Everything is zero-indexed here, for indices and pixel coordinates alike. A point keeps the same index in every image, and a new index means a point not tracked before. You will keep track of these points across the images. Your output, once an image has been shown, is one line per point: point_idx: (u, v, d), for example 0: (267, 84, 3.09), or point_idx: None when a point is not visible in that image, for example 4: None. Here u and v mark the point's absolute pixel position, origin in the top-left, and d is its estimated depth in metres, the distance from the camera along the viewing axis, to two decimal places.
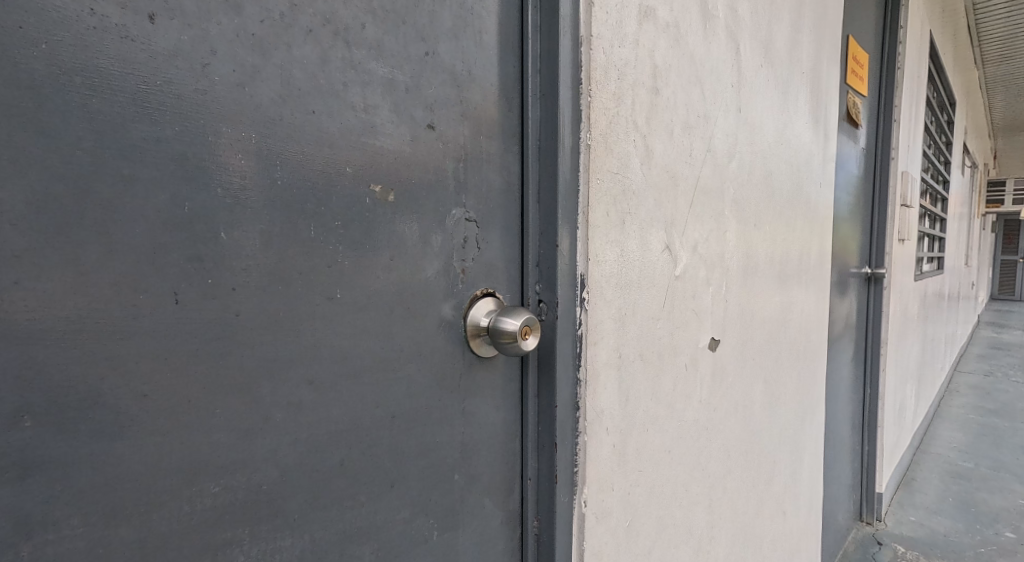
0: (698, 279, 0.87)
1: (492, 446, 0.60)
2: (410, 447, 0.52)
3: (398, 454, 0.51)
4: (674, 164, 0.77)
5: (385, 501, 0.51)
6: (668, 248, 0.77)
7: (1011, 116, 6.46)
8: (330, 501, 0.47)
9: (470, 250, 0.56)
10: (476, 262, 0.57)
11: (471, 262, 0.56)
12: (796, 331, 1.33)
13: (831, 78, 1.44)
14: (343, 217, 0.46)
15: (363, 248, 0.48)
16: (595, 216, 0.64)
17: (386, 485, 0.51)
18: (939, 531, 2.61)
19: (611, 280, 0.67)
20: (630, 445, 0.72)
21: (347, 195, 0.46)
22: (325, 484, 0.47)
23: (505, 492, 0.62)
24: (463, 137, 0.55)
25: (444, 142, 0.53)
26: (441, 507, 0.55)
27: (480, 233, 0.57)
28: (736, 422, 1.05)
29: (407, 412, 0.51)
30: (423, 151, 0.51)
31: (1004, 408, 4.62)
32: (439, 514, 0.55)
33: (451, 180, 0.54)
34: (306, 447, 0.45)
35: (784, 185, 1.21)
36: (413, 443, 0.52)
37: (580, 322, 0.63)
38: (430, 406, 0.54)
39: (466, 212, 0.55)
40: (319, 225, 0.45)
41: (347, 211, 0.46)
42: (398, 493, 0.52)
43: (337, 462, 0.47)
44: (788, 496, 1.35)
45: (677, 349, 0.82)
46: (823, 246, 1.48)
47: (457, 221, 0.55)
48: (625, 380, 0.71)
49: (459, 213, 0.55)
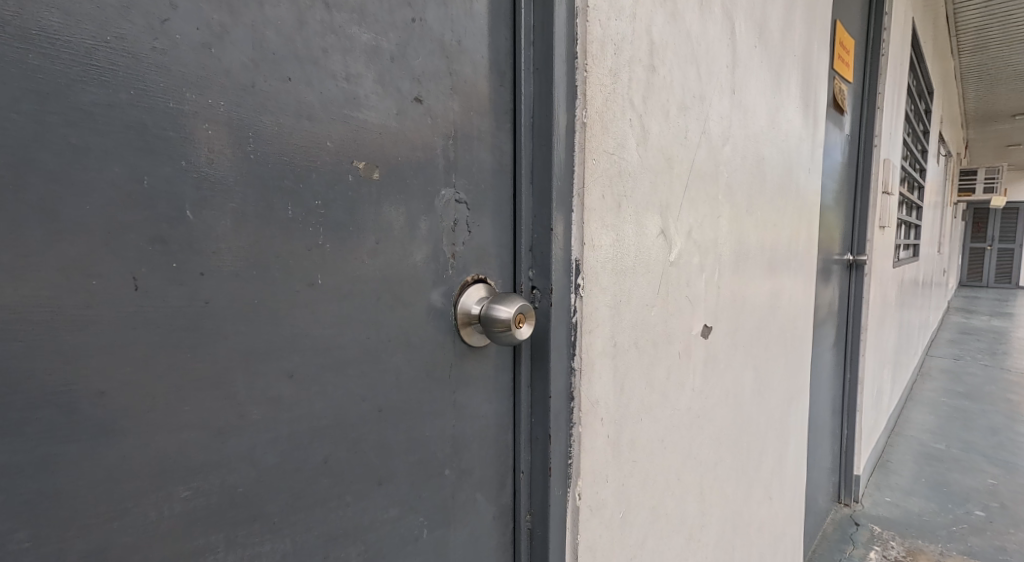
0: (692, 266, 0.85)
1: (484, 439, 0.57)
2: (397, 443, 0.49)
3: (385, 451, 0.48)
4: (669, 146, 0.74)
5: (372, 500, 0.48)
6: (663, 233, 0.75)
7: (984, 106, 6.58)
8: (313, 501, 0.44)
9: (461, 233, 0.53)
10: (467, 246, 0.54)
11: (462, 247, 0.53)
12: (785, 318, 1.33)
13: (821, 64, 1.42)
14: (326, 197, 0.43)
15: (348, 231, 0.44)
16: (591, 199, 0.61)
17: (373, 483, 0.48)
18: (913, 510, 2.67)
19: (607, 265, 0.65)
20: (624, 436, 0.70)
21: (330, 172, 0.43)
22: (312, 482, 0.44)
23: (497, 486, 0.60)
24: (453, 113, 0.51)
25: (433, 117, 0.50)
26: (431, 505, 0.53)
27: (471, 215, 0.54)
28: (727, 410, 1.03)
29: (395, 405, 0.48)
30: (411, 127, 0.48)
31: (972, 391, 4.76)
32: (430, 511, 0.53)
33: (442, 158, 0.51)
34: (289, 445, 0.42)
35: (775, 169, 1.19)
36: (402, 438, 0.49)
37: (575, 309, 0.60)
38: (421, 399, 0.51)
39: (456, 193, 0.52)
40: (300, 204, 0.41)
41: (332, 190, 0.43)
42: (388, 490, 0.49)
43: (321, 460, 0.44)
44: (774, 481, 1.35)
45: (671, 336, 0.80)
46: (811, 232, 1.48)
47: (447, 202, 0.51)
48: (620, 369, 0.68)
49: (448, 194, 0.51)
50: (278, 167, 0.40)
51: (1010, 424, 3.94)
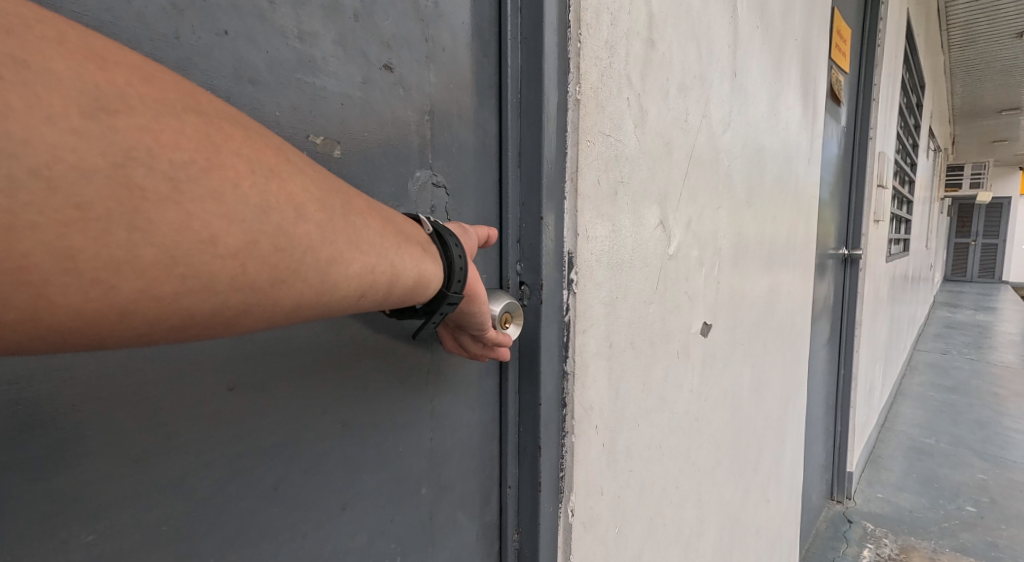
0: (691, 260, 0.80)
1: (465, 452, 0.52)
2: (365, 460, 0.43)
3: (351, 470, 0.42)
4: (668, 130, 0.69)
5: (335, 527, 0.42)
6: (661, 223, 0.69)
7: (973, 102, 6.60)
8: (262, 533, 0.38)
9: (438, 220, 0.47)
10: None
11: None
12: (783, 315, 1.28)
13: (820, 52, 1.37)
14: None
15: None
16: (585, 185, 0.55)
17: (336, 507, 0.42)
18: (905, 506, 2.65)
19: (603, 259, 0.59)
20: (620, 444, 0.65)
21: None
22: (259, 510, 0.38)
23: (481, 502, 0.54)
24: (428, 85, 0.45)
25: (405, 90, 0.44)
26: (405, 527, 0.47)
27: (450, 201, 0.48)
28: (725, 411, 0.98)
29: (362, 417, 0.43)
30: (379, 98, 0.42)
31: (959, 385, 4.77)
32: (404, 535, 0.47)
33: (416, 134, 0.45)
34: (229, 468, 0.36)
35: (775, 159, 1.14)
36: (370, 455, 0.43)
37: (568, 307, 0.55)
38: (393, 408, 0.45)
39: (433, 175, 0.46)
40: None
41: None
42: (353, 514, 0.43)
43: (273, 485, 0.38)
44: (771, 483, 1.30)
45: (669, 335, 0.75)
46: (810, 226, 1.43)
47: (422, 186, 0.45)
48: (616, 372, 0.63)
49: (424, 176, 0.46)
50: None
51: (998, 418, 3.94)
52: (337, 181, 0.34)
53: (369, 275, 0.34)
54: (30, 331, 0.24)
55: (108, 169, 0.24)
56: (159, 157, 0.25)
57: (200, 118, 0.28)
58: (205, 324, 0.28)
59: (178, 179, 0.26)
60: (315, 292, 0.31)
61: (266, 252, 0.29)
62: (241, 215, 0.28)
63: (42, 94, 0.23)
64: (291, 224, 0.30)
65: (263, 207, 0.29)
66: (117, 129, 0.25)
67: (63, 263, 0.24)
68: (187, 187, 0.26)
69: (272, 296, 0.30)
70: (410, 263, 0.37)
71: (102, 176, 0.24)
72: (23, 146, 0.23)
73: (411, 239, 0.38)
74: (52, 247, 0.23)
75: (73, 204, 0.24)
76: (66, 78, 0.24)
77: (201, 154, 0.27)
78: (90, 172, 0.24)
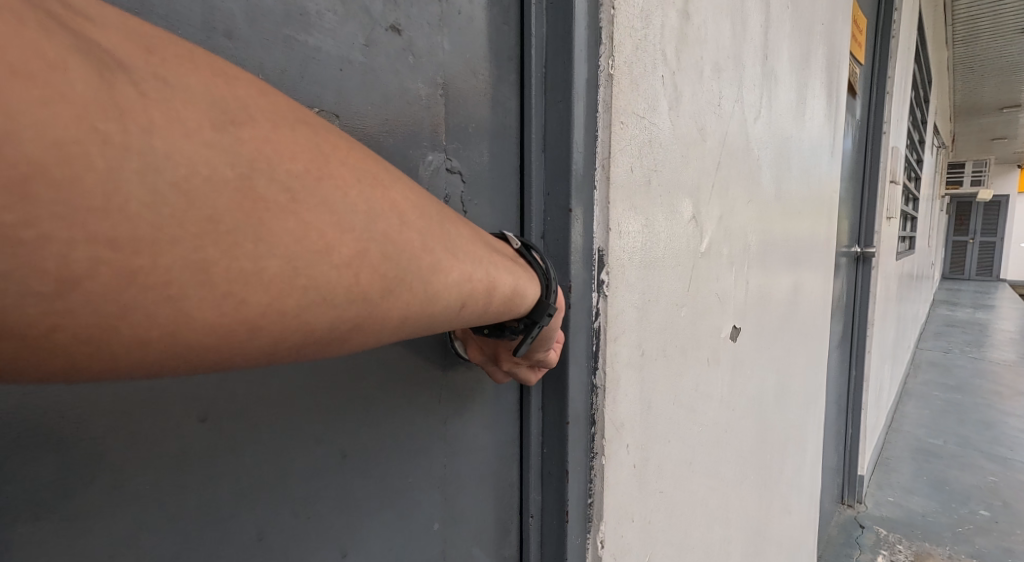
0: (722, 258, 0.73)
1: (480, 480, 0.46)
2: (367, 497, 0.38)
3: (350, 509, 0.37)
4: (702, 114, 0.62)
5: None
6: (694, 218, 0.63)
7: (976, 99, 6.53)
8: None
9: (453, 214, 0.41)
10: None
11: None
12: (805, 316, 1.21)
13: (843, 40, 1.30)
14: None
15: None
16: (618, 173, 0.49)
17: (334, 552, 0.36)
18: (917, 510, 2.59)
19: (635, 257, 0.52)
20: (651, 463, 0.58)
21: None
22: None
23: (499, 535, 0.48)
24: (442, 52, 0.39)
25: (415, 56, 0.37)
26: None
27: (466, 191, 0.41)
28: (752, 420, 0.92)
29: (363, 445, 0.37)
30: (385, 65, 0.36)
31: (964, 384, 4.72)
32: None
33: (425, 110, 0.38)
34: (206, 517, 0.30)
35: (800, 152, 1.07)
36: (372, 490, 0.38)
37: (598, 311, 0.48)
38: (398, 435, 0.39)
39: (448, 160, 0.40)
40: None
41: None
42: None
43: (257, 535, 0.32)
44: (793, 493, 1.24)
45: (700, 341, 0.68)
46: (831, 222, 1.36)
47: (436, 172, 0.39)
48: (647, 383, 0.56)
49: (438, 161, 0.39)
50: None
51: (1004, 418, 3.89)
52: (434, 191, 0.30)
53: (471, 282, 0.30)
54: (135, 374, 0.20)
55: (236, 181, 0.20)
56: (277, 165, 0.21)
57: (305, 123, 0.23)
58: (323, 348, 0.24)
59: (296, 190, 0.22)
60: (426, 310, 0.27)
61: (380, 261, 0.24)
62: (353, 222, 0.23)
63: (169, 103, 0.19)
64: (398, 233, 0.25)
65: (373, 214, 0.24)
66: (240, 138, 0.20)
67: (198, 277, 0.19)
68: (305, 198, 0.22)
69: (383, 312, 0.25)
70: (505, 271, 0.33)
71: (229, 186, 0.20)
72: (159, 157, 0.18)
73: (497, 250, 0.34)
74: (176, 275, 0.19)
75: (200, 218, 0.19)
76: (181, 79, 0.20)
77: (313, 161, 0.22)
78: (219, 186, 0.20)
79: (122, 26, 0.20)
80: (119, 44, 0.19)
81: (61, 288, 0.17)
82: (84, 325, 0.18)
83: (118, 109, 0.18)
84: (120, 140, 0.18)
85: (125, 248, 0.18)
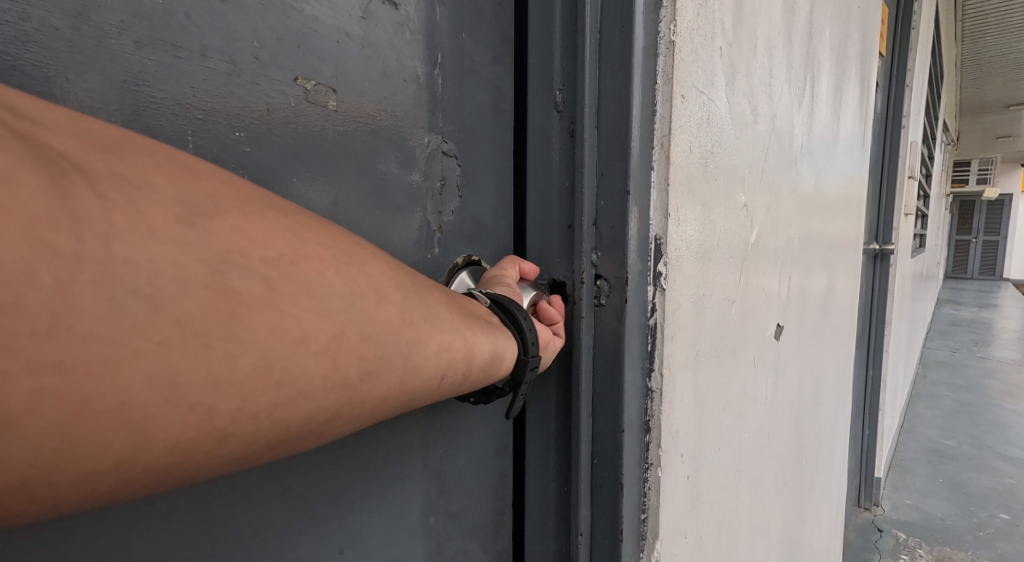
0: (769, 250, 0.68)
1: (478, 472, 0.43)
2: (368, 494, 0.35)
3: (349, 507, 0.34)
4: (754, 92, 0.57)
5: None
6: (745, 207, 0.58)
7: (983, 96, 6.46)
8: None
9: (449, 198, 0.39)
10: (457, 216, 0.40)
11: (451, 217, 0.40)
12: (836, 314, 1.16)
13: (875, 25, 1.25)
14: (252, 127, 0.28)
15: (289, 180, 0.30)
16: (677, 153, 0.44)
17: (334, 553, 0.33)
18: (936, 514, 2.53)
19: (692, 246, 0.47)
20: (704, 473, 0.53)
21: (258, 91, 0.28)
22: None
23: (494, 526, 0.45)
24: (440, 28, 0.38)
25: (413, 32, 0.36)
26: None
27: (461, 175, 0.40)
28: (790, 424, 0.87)
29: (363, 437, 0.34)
30: (382, 41, 0.34)
31: (975, 384, 4.66)
32: None
33: (423, 90, 0.37)
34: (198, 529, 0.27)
35: (836, 141, 1.02)
36: (370, 485, 0.35)
37: (654, 306, 0.44)
38: (398, 424, 0.36)
39: (443, 141, 0.38)
40: (206, 130, 0.27)
41: (261, 119, 0.29)
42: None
43: (254, 533, 0.29)
44: (823, 499, 1.19)
45: (748, 339, 0.63)
46: (860, 216, 1.31)
47: (431, 154, 0.38)
48: (701, 386, 0.51)
49: (433, 143, 0.38)
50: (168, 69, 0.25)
51: (1018, 418, 3.82)
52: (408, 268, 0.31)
53: (448, 353, 0.31)
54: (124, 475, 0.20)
55: (205, 277, 0.21)
56: (251, 255, 0.22)
57: (279, 212, 0.25)
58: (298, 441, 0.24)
59: (271, 278, 0.23)
60: (404, 382, 0.28)
61: (356, 343, 0.26)
62: (330, 307, 0.25)
63: (134, 207, 0.20)
64: (375, 308, 0.27)
65: (349, 294, 0.26)
66: (212, 230, 0.22)
67: (164, 394, 0.20)
68: (282, 286, 0.23)
69: (362, 393, 0.26)
70: (483, 339, 0.34)
71: (200, 284, 0.21)
72: (118, 264, 0.19)
73: (477, 316, 0.35)
74: (147, 383, 0.19)
75: (172, 320, 0.20)
76: (144, 180, 0.21)
77: (287, 250, 0.24)
78: (189, 285, 0.20)
79: (80, 128, 0.20)
80: (84, 154, 0.20)
81: (44, 397, 0.18)
82: (88, 453, 0.19)
83: (91, 208, 0.19)
84: (74, 251, 0.18)
85: (103, 355, 0.18)
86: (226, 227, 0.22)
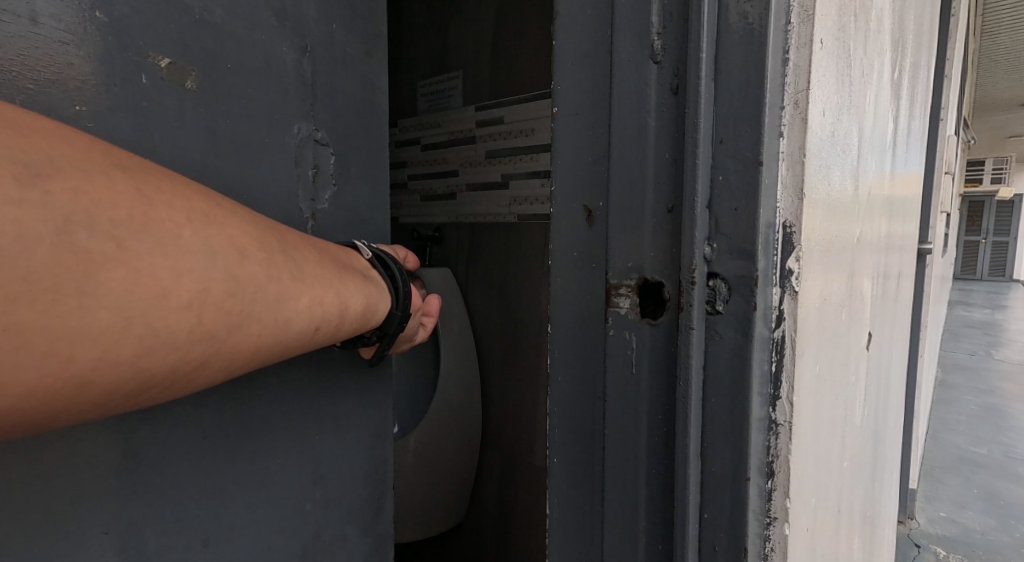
0: (867, 244, 0.57)
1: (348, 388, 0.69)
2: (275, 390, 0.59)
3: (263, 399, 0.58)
4: (866, 48, 0.47)
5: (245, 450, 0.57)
6: (854, 190, 0.48)
7: (999, 94, 6.32)
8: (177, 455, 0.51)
9: (319, 192, 0.63)
10: (325, 208, 0.64)
11: (320, 209, 0.63)
12: (901, 317, 1.04)
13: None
14: (93, 92, 0.43)
15: (136, 130, 0.46)
16: (811, 112, 0.34)
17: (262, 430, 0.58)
18: (975, 528, 2.40)
19: (819, 236, 0.37)
20: (819, 519, 0.43)
21: (107, 64, 0.44)
22: (154, 449, 0.49)
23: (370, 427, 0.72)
24: (283, 48, 0.58)
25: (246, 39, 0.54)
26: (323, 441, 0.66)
27: (330, 175, 0.64)
28: (870, 443, 0.76)
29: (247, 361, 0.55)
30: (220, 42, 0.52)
31: (999, 387, 4.51)
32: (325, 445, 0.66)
33: (268, 82, 0.57)
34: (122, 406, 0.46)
35: (909, 124, 0.91)
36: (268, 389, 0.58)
37: (783, 315, 0.33)
38: None
39: (310, 133, 0.62)
40: (54, 89, 0.41)
41: (102, 86, 0.44)
42: (254, 464, 0.58)
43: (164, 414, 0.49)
44: (887, 522, 1.07)
45: (850, 350, 0.53)
46: (919, 210, 1.19)
47: (298, 142, 0.61)
48: (821, 413, 0.41)
49: (301, 134, 0.61)
50: (12, 37, 0.39)
51: None
52: (268, 226, 0.43)
53: (316, 307, 0.44)
54: (27, 394, 0.29)
55: (53, 239, 0.29)
56: (97, 218, 0.31)
57: (128, 176, 0.34)
58: (183, 370, 0.35)
59: (120, 238, 0.32)
60: (270, 327, 0.40)
61: (220, 300, 0.36)
62: (190, 267, 0.34)
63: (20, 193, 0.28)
64: (239, 268, 0.38)
65: (212, 258, 0.36)
66: (52, 191, 0.29)
67: (54, 329, 0.29)
68: (131, 248, 0.32)
69: (231, 339, 0.37)
70: (348, 293, 0.48)
71: (49, 241, 0.29)
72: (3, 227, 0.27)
73: (340, 274, 0.48)
74: (36, 323, 0.29)
75: (27, 273, 0.28)
76: (32, 159, 0.29)
77: (134, 211, 0.33)
78: (34, 246, 0.28)
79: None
80: None
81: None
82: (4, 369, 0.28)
83: (9, 188, 0.28)
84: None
85: (12, 307, 0.28)
86: (67, 185, 0.30)
